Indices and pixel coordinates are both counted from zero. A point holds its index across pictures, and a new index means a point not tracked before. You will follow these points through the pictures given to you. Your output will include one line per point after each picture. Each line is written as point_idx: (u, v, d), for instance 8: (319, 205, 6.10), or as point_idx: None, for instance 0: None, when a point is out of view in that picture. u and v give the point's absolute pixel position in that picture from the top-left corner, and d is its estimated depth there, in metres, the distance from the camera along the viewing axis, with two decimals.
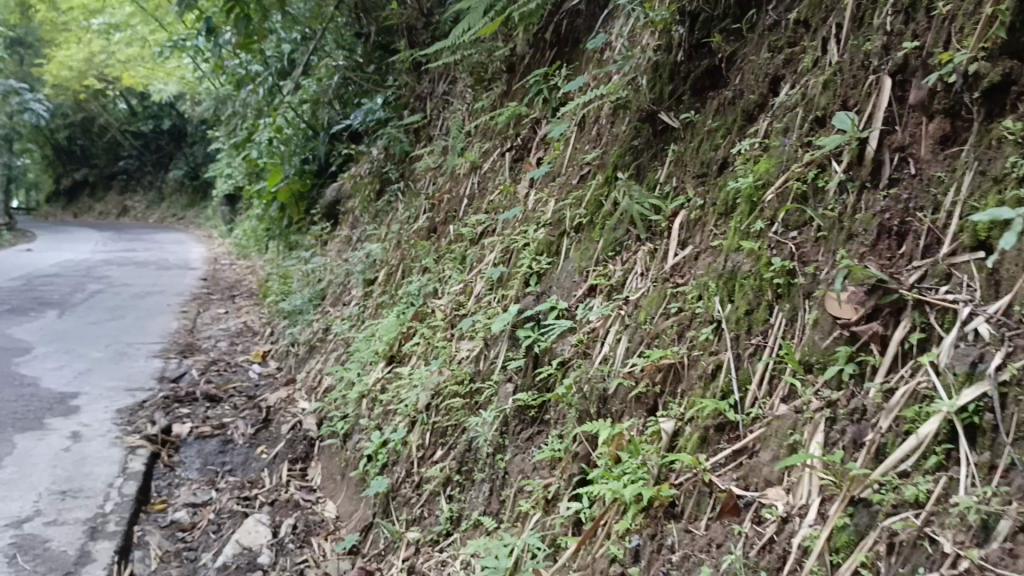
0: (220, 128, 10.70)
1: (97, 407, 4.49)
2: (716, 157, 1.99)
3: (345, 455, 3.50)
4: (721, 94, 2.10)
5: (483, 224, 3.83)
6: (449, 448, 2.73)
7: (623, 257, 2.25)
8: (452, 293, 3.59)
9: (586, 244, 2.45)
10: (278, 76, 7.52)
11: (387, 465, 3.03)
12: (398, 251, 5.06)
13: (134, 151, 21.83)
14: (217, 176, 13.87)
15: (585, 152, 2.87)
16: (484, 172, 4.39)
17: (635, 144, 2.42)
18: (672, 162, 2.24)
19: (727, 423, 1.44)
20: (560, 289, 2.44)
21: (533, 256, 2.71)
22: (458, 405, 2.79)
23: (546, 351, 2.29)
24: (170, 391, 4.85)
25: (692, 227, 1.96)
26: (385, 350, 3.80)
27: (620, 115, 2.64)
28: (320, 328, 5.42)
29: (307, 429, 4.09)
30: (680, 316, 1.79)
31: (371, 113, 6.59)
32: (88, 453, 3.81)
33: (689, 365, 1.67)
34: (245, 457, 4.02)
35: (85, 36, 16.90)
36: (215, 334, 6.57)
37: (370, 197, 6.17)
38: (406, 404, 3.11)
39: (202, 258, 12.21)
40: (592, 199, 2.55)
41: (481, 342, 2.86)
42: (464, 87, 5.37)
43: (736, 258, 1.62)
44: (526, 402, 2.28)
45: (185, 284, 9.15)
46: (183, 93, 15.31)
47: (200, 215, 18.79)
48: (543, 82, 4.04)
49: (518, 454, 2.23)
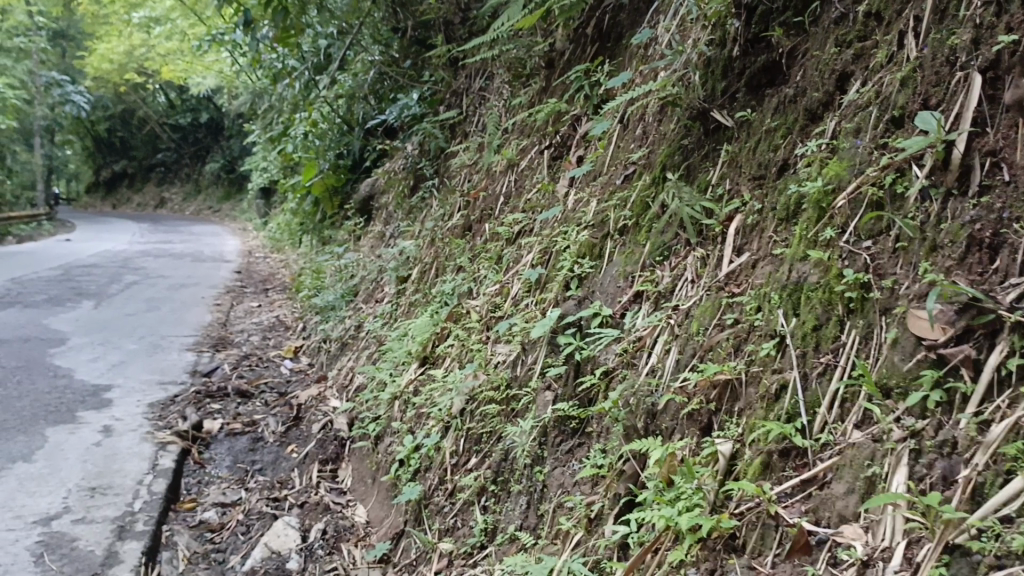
0: (256, 121, 10.73)
1: (129, 400, 4.47)
2: (776, 159, 1.87)
3: (376, 458, 3.42)
4: (781, 91, 1.98)
5: (520, 224, 3.74)
6: (483, 456, 2.65)
7: (671, 263, 2.13)
8: (487, 294, 3.50)
9: (631, 247, 2.34)
10: (314, 71, 7.50)
11: (420, 470, 2.94)
12: (432, 249, 4.98)
13: (172, 144, 22.04)
14: (252, 169, 13.91)
15: (629, 150, 2.76)
16: (522, 170, 4.29)
17: (684, 143, 2.30)
18: (725, 163, 2.12)
19: (793, 448, 1.33)
20: (603, 294, 2.33)
21: (573, 259, 2.61)
22: (493, 411, 2.70)
23: (589, 360, 2.19)
24: (201, 386, 4.82)
25: (749, 233, 1.84)
26: (418, 351, 3.72)
27: (668, 113, 2.52)
28: (352, 325, 5.36)
29: (338, 429, 4.03)
30: (736, 329, 1.67)
31: (407, 109, 6.49)
32: (119, 448, 3.77)
33: (747, 382, 1.55)
34: (275, 456, 3.96)
35: (126, 30, 17.07)
36: (247, 328, 6.55)
37: (403, 194, 6.11)
38: (440, 409, 3.03)
39: (237, 251, 12.25)
40: (637, 201, 2.43)
41: (519, 346, 2.77)
42: (502, 83, 5.28)
43: (801, 267, 1.50)
44: (565, 412, 2.19)
45: (219, 277, 9.17)
46: (221, 86, 15.42)
47: (235, 208, 18.92)
48: (584, 78, 3.93)
49: (558, 467, 2.14)
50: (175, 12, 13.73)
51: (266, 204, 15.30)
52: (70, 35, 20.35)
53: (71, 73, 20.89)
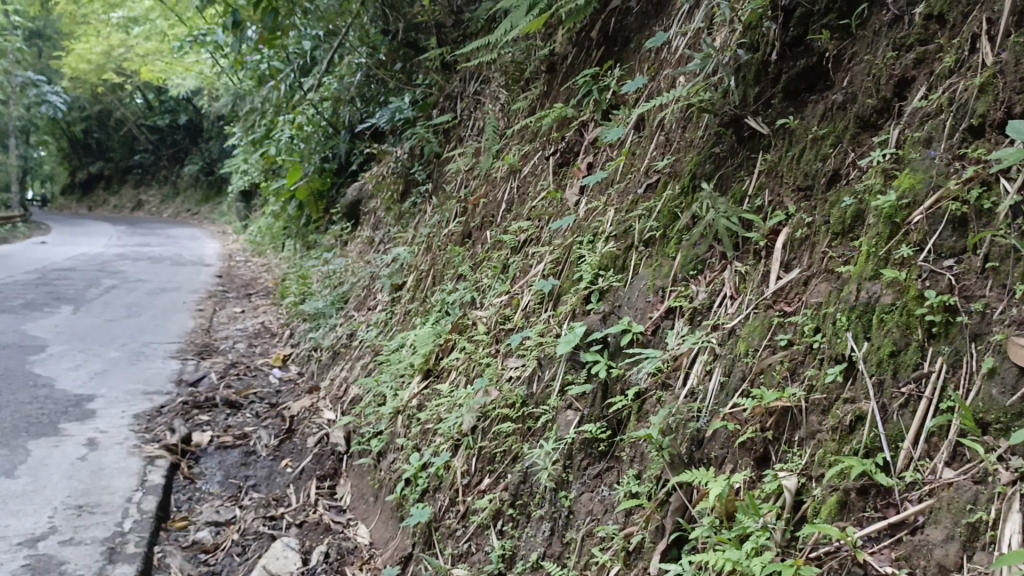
0: (238, 124, 10.53)
1: (113, 411, 4.29)
2: (825, 169, 1.76)
3: (378, 477, 3.27)
4: (826, 98, 1.87)
5: (526, 232, 3.62)
6: (498, 477, 2.53)
7: (706, 277, 2.02)
8: (494, 305, 3.38)
9: (659, 259, 2.23)
10: (300, 73, 7.36)
11: (428, 490, 2.81)
12: (429, 256, 4.85)
13: (150, 145, 21.71)
14: (233, 172, 13.70)
15: (651, 157, 2.65)
16: (525, 176, 4.17)
17: (715, 151, 2.19)
18: (763, 173, 2.01)
19: (874, 486, 1.22)
20: (631, 309, 2.21)
21: (594, 271, 2.50)
22: (509, 430, 2.58)
23: (619, 379, 2.08)
24: (188, 396, 4.65)
25: (798, 248, 1.73)
26: (421, 363, 3.58)
27: (695, 120, 2.42)
28: (345, 333, 5.21)
29: (336, 443, 3.89)
30: (791, 352, 1.56)
31: (399, 112, 6.30)
32: (105, 463, 3.60)
33: (809, 409, 1.44)
34: (269, 471, 3.81)
35: (105, 30, 16.78)
36: (232, 335, 6.37)
37: (393, 198, 5.98)
38: (449, 425, 2.90)
39: (218, 254, 12.03)
40: (664, 210, 2.32)
41: (535, 362, 2.65)
42: (498, 87, 5.17)
43: (871, 287, 1.39)
44: (593, 434, 2.08)
45: (202, 281, 8.97)
46: (202, 87, 15.18)
47: (214, 211, 18.65)
48: (593, 83, 3.82)
49: (585, 492, 2.01)
50: (156, 12, 13.49)
51: (247, 207, 15.08)
52: (46, 34, 19.98)
53: (47, 73, 20.51)
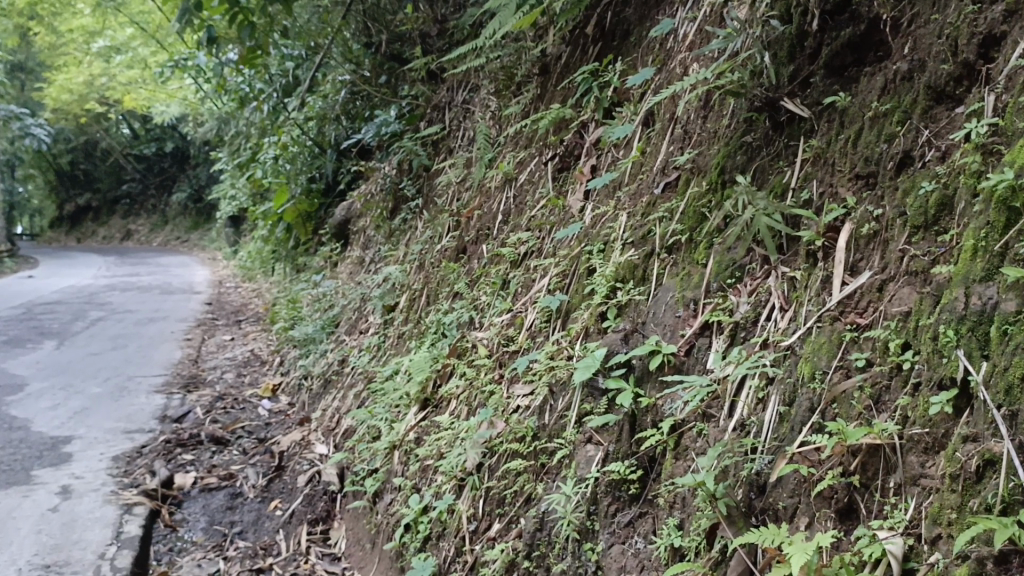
0: (223, 148, 10.23)
1: (91, 454, 3.96)
2: (892, 152, 1.48)
3: (375, 520, 2.96)
4: (884, 68, 1.60)
5: (527, 244, 3.33)
6: (509, 522, 2.22)
7: (747, 286, 1.73)
8: (496, 324, 3.07)
9: (687, 268, 1.93)
10: (283, 92, 7.06)
11: (431, 538, 2.50)
12: (422, 274, 4.55)
13: (136, 175, 21.37)
14: (219, 197, 13.40)
15: (668, 153, 2.36)
16: (522, 185, 3.88)
17: (747, 140, 1.92)
18: (808, 162, 1.72)
19: (1019, 555, 0.93)
20: (657, 325, 1.91)
21: (609, 284, 2.20)
22: (519, 468, 2.28)
23: (650, 409, 1.78)
24: (172, 433, 4.32)
25: (865, 246, 1.44)
26: (418, 393, 3.27)
27: (717, 108, 2.13)
28: (336, 359, 4.88)
29: (328, 481, 3.57)
30: (871, 374, 1.27)
31: (386, 125, 5.98)
32: (79, 514, 3.28)
33: (906, 449, 1.15)
34: (256, 515, 3.49)
35: (86, 59, 16.45)
36: (220, 364, 6.04)
37: (383, 216, 5.72)
38: (452, 463, 2.59)
39: (207, 281, 11.69)
40: (689, 211, 2.03)
41: (545, 390, 2.35)
42: (487, 94, 4.88)
43: (988, 290, 1.13)
44: (621, 474, 1.77)
45: (189, 310, 8.63)
46: (186, 113, 14.90)
47: (202, 237, 18.33)
48: (592, 79, 3.52)
49: (615, 544, 1.70)
50: (137, 39, 13.21)
51: (237, 232, 14.77)
52: (28, 66, 19.66)
53: (29, 105, 20.16)
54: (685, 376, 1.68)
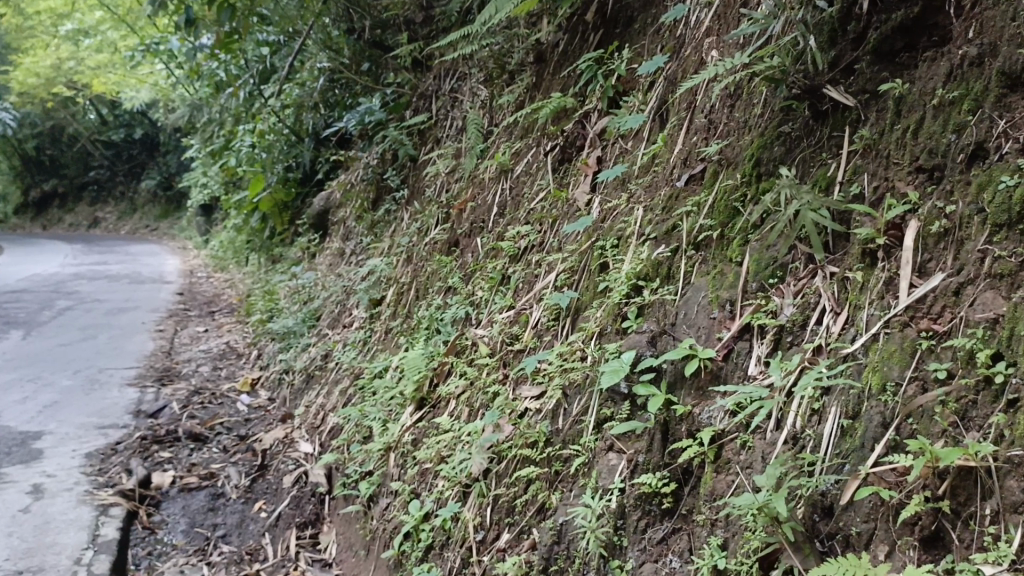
0: (195, 136, 9.96)
1: (62, 451, 3.77)
2: (962, 143, 1.37)
3: (369, 526, 2.81)
4: (946, 51, 1.49)
5: (527, 238, 3.20)
6: (521, 533, 2.10)
7: (791, 286, 1.61)
8: (498, 321, 2.93)
9: (719, 266, 1.81)
10: (260, 78, 6.82)
11: (434, 547, 2.37)
12: (410, 267, 4.40)
13: (105, 161, 19.77)
14: (190, 185, 13.06)
15: (690, 143, 2.24)
16: (518, 176, 3.74)
17: (785, 130, 1.80)
18: (857, 153, 1.60)
19: None
20: (690, 327, 1.77)
21: (630, 282, 2.05)
22: (532, 476, 2.15)
23: (685, 418, 1.65)
24: (148, 430, 4.12)
25: (934, 246, 1.33)
26: (413, 392, 3.13)
27: (747, 96, 2.01)
28: (319, 354, 4.71)
29: (316, 482, 3.43)
30: (954, 388, 1.16)
31: (370, 114, 5.75)
32: (52, 515, 3.09)
33: (1006, 473, 1.05)
34: (240, 517, 3.34)
35: (54, 42, 15.93)
36: (195, 357, 5.83)
37: (364, 206, 5.55)
38: (455, 468, 2.46)
39: (178, 271, 11.37)
40: (720, 204, 1.90)
41: (558, 393, 2.22)
42: (477, 83, 4.74)
43: None
44: (652, 487, 1.65)
45: (161, 300, 8.37)
46: (157, 99, 14.53)
47: (171, 226, 17.91)
48: (597, 67, 3.38)
49: (647, 563, 1.58)
50: (105, 22, 12.79)
51: (208, 221, 14.45)
52: None
53: None
54: (733, 387, 1.55)
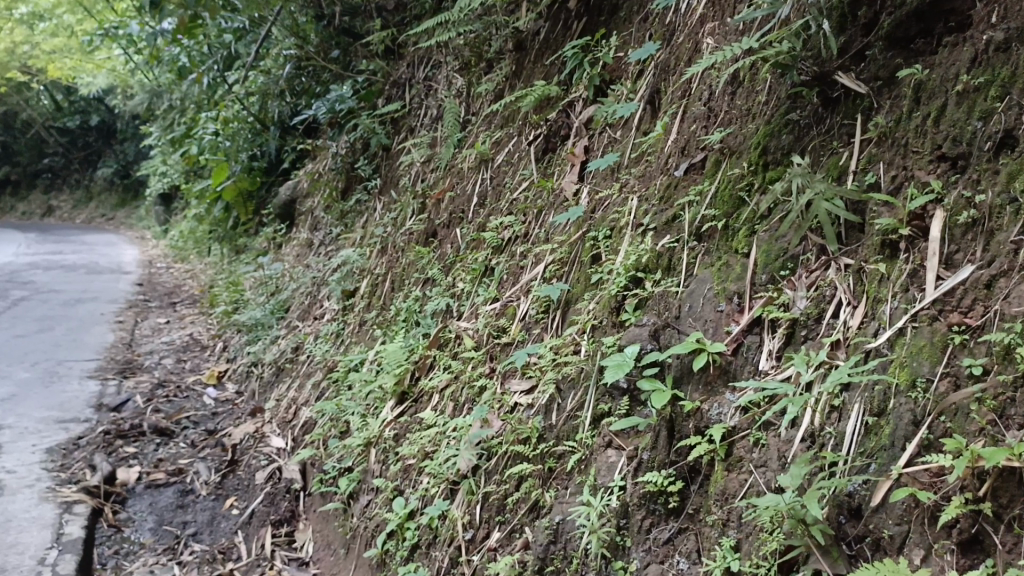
0: (155, 123, 9.68)
1: (22, 446, 3.61)
2: (989, 131, 1.34)
3: (349, 524, 2.73)
4: (969, 37, 1.45)
5: (510, 228, 3.11)
6: (513, 532, 2.02)
7: (804, 278, 1.56)
8: (482, 314, 2.85)
9: (725, 257, 1.76)
10: (224, 65, 6.62)
11: (420, 546, 2.29)
12: (385, 257, 4.30)
13: (59, 149, 18.59)
14: (150, 173, 12.73)
15: (687, 131, 2.18)
16: (499, 166, 3.65)
17: (793, 118, 1.75)
18: (872, 142, 1.56)
19: None
20: (696, 321, 1.71)
21: (628, 274, 1.99)
22: (524, 472, 2.07)
23: (693, 415, 1.59)
24: (112, 424, 3.97)
25: (962, 237, 1.30)
26: (393, 386, 3.04)
27: (750, 83, 1.96)
28: (289, 347, 4.58)
29: (291, 479, 3.32)
30: (991, 384, 1.12)
31: (340, 102, 5.51)
32: (13, 513, 2.96)
33: None
34: (211, 514, 3.22)
35: (8, 26, 15.15)
36: (157, 348, 5.66)
37: (334, 196, 5.43)
38: (442, 464, 2.38)
39: (136, 261, 11.07)
40: (724, 194, 1.85)
41: (551, 387, 2.15)
42: (452, 72, 4.64)
43: None
44: (658, 486, 1.57)
45: (120, 291, 8.13)
46: (115, 85, 14.12)
47: (128, 215, 17.45)
48: (583, 54, 3.30)
49: (654, 565, 1.51)
50: (61, 6, 12.38)
51: (168, 211, 14.11)
52: None
53: None
54: (761, 383, 1.47)
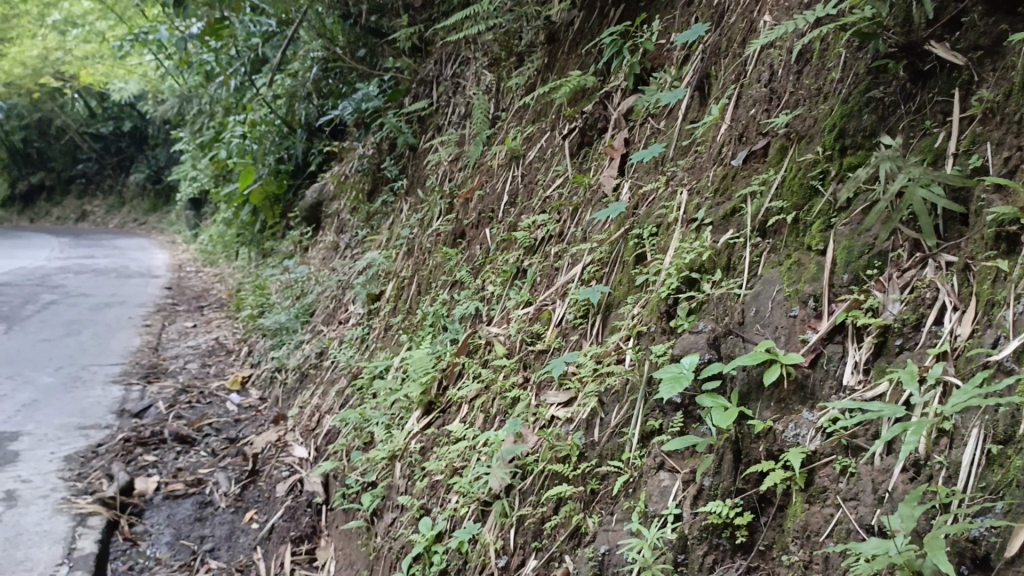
0: (186, 128, 9.59)
1: (39, 454, 3.46)
2: None
3: (372, 544, 2.53)
4: None
5: (545, 227, 2.90)
6: (550, 560, 1.81)
7: (896, 277, 1.35)
8: (515, 319, 2.66)
9: (796, 255, 1.54)
10: (251, 67, 6.49)
11: (449, 572, 2.08)
12: (413, 259, 4.11)
13: (93, 154, 18.62)
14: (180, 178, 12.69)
15: (743, 117, 1.96)
16: (531, 162, 3.45)
17: (876, 96, 1.53)
18: (977, 120, 1.35)
19: None
20: (764, 327, 1.50)
21: (681, 275, 1.76)
22: (563, 495, 1.86)
23: (765, 436, 1.38)
24: (132, 431, 3.82)
25: None
26: (419, 396, 2.84)
27: (818, 60, 1.74)
28: (313, 352, 4.41)
29: (312, 492, 3.13)
30: None
31: (367, 101, 5.35)
32: (24, 526, 2.80)
33: None
34: (230, 529, 3.05)
35: (42, 32, 15.19)
36: (182, 353, 5.52)
37: (360, 198, 5.26)
38: (473, 483, 2.16)
39: (166, 265, 10.98)
40: (795, 183, 1.63)
41: (593, 400, 1.95)
42: (482, 67, 4.44)
43: None
44: (723, 518, 1.35)
45: (148, 295, 8.02)
46: (147, 91, 14.11)
47: (159, 220, 17.43)
48: (622, 41, 3.07)
49: None
50: (94, 13, 12.36)
51: (197, 215, 14.06)
52: None
53: None
54: (859, 404, 1.20)
